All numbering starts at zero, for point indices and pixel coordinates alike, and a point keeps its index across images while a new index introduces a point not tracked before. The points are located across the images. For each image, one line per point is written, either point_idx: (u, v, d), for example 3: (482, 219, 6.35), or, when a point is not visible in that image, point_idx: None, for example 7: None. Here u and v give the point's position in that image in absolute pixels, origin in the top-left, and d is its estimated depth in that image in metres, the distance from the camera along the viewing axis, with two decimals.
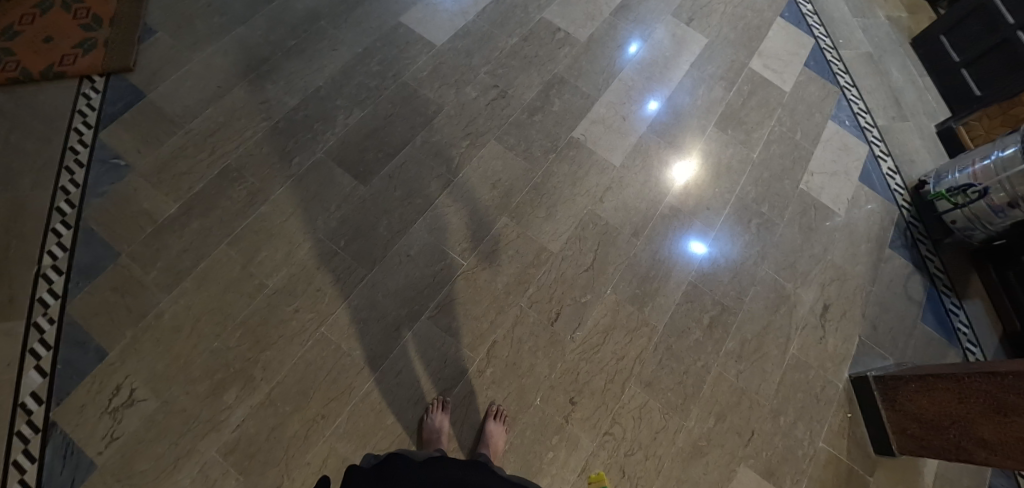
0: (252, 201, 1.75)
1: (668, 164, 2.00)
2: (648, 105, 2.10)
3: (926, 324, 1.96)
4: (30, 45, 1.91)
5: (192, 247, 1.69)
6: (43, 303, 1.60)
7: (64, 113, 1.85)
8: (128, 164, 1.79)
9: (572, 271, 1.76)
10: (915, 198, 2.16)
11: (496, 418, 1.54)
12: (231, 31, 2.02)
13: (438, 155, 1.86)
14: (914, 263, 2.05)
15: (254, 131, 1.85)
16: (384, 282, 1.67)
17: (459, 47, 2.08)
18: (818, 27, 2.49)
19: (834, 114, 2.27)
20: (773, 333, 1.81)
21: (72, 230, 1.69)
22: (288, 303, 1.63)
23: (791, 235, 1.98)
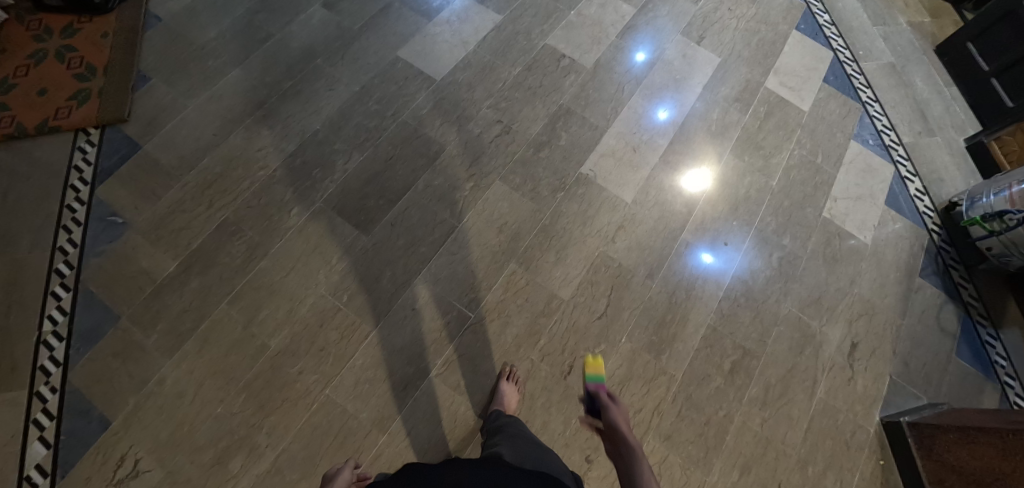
0: (251, 256, 1.70)
1: (684, 173, 1.95)
2: (656, 115, 2.04)
3: (961, 358, 1.86)
4: (25, 99, 1.88)
5: (191, 307, 1.64)
6: (44, 372, 1.56)
7: (59, 169, 1.81)
8: (126, 222, 1.75)
9: (585, 319, 1.68)
10: (946, 220, 2.06)
11: (508, 379, 1.57)
12: (225, 74, 1.98)
13: (441, 199, 1.79)
14: (946, 291, 1.95)
15: (251, 180, 1.80)
16: (390, 338, 1.61)
17: (460, 80, 2.00)
18: (836, 38, 2.38)
19: (856, 133, 2.16)
20: (798, 376, 1.72)
21: (71, 293, 1.66)
22: (291, 365, 1.58)
23: (815, 268, 1.88)
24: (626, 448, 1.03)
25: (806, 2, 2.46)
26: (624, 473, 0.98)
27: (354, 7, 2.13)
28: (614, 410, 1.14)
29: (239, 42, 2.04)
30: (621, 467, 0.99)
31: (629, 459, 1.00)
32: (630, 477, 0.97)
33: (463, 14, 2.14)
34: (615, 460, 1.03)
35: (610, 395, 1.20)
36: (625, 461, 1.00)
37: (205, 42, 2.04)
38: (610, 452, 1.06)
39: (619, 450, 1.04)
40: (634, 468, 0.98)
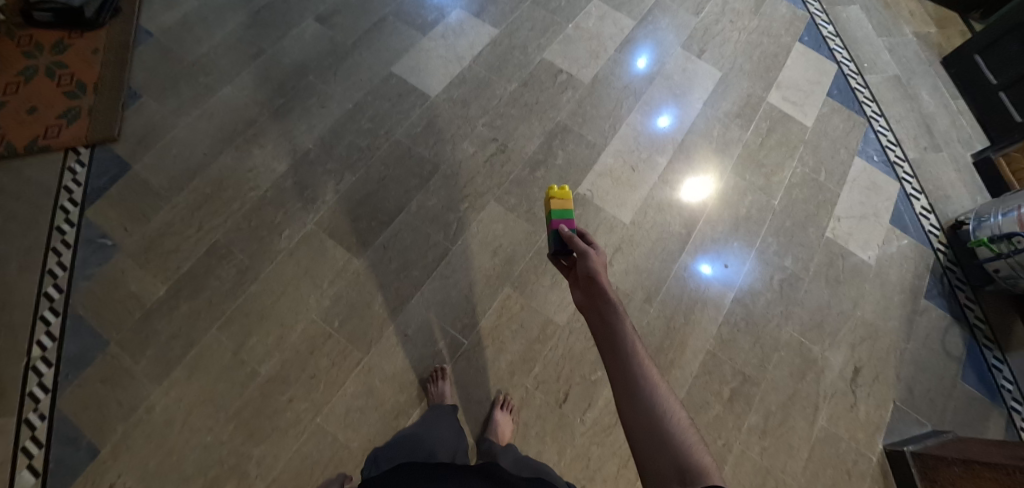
0: (242, 279, 1.67)
1: (684, 182, 1.93)
2: (658, 121, 2.02)
3: (966, 383, 1.82)
4: (14, 117, 1.84)
5: (181, 333, 1.61)
6: (32, 399, 1.51)
7: (48, 189, 1.77)
8: (115, 244, 1.72)
9: (581, 345, 1.65)
10: (952, 239, 2.01)
11: (503, 407, 1.54)
12: (216, 91, 1.95)
13: (435, 221, 1.75)
14: (952, 313, 1.91)
15: (241, 202, 1.77)
16: (381, 365, 1.59)
17: (455, 97, 1.96)
18: (840, 50, 2.33)
19: (860, 149, 2.11)
20: (799, 403, 1.69)
21: (60, 317, 1.62)
22: (281, 392, 1.55)
23: (816, 290, 1.84)
24: (602, 295, 0.92)
25: (809, 13, 2.41)
26: (602, 331, 0.87)
27: (347, 22, 2.10)
28: (587, 256, 1.03)
29: (230, 58, 2.01)
30: (596, 323, 0.88)
31: (606, 310, 0.89)
32: (609, 334, 0.85)
33: (457, 28, 2.11)
34: (589, 314, 0.91)
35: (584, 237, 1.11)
36: (601, 317, 0.88)
37: (196, 58, 2.00)
38: (585, 303, 0.94)
39: (594, 299, 0.92)
40: (612, 323, 0.86)
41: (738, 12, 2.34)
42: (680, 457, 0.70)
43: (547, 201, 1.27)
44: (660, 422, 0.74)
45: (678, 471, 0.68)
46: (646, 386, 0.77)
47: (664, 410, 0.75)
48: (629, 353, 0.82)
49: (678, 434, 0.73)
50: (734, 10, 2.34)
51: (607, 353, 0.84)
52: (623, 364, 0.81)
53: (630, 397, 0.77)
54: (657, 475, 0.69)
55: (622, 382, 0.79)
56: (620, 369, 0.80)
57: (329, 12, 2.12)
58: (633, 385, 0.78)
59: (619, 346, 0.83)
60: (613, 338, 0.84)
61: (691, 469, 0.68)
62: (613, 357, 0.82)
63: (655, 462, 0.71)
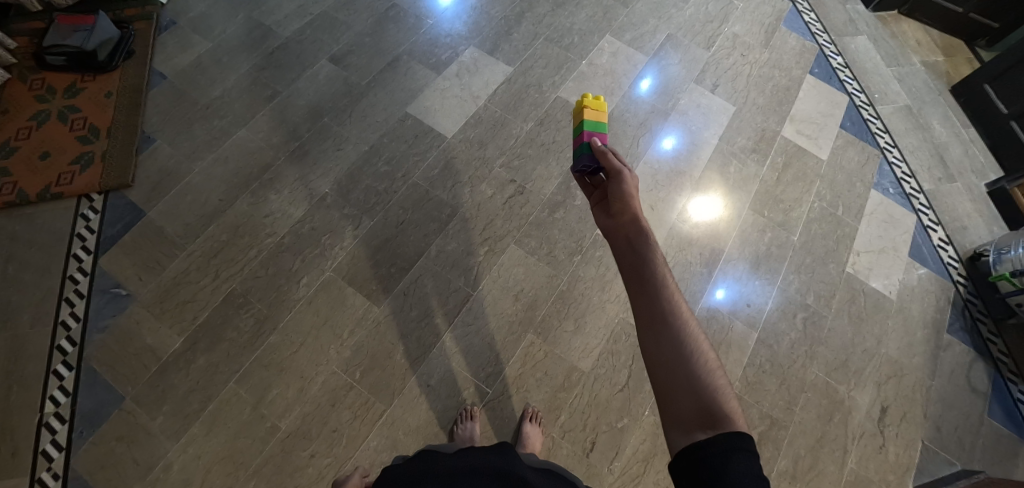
0: (260, 329, 1.64)
1: (693, 204, 1.95)
2: (662, 144, 2.05)
3: (994, 419, 1.76)
4: (27, 163, 1.81)
5: (198, 387, 1.56)
6: (46, 457, 1.46)
7: (61, 237, 1.73)
8: (130, 294, 1.67)
9: (606, 392, 1.63)
10: (972, 270, 1.99)
11: (532, 419, 1.55)
12: (231, 135, 1.93)
13: (455, 265, 1.76)
14: (976, 348, 1.86)
15: (258, 249, 1.75)
16: (404, 418, 1.56)
17: (471, 137, 1.98)
18: (851, 81, 2.34)
19: (876, 182, 2.11)
20: (828, 446, 1.66)
21: (74, 371, 1.56)
22: (303, 448, 1.51)
23: (840, 328, 1.82)
24: (634, 224, 0.90)
25: (818, 44, 2.43)
26: (632, 261, 0.85)
27: (362, 62, 2.11)
28: (619, 181, 0.97)
29: (245, 100, 2.00)
30: (626, 254, 0.87)
31: (636, 242, 0.87)
32: (639, 263, 0.84)
33: (472, 67, 2.13)
34: (618, 242, 0.89)
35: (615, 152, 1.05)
36: (632, 248, 0.87)
37: (211, 100, 1.99)
38: (614, 229, 0.92)
39: (626, 229, 0.90)
40: (643, 256, 0.85)
41: (748, 45, 2.36)
42: (702, 397, 0.74)
43: (580, 112, 1.26)
44: (684, 361, 0.76)
45: (699, 413, 0.73)
46: (674, 325, 0.78)
47: (691, 353, 0.77)
48: (657, 287, 0.81)
49: (703, 375, 0.76)
50: (745, 43, 2.37)
51: (635, 287, 0.83)
52: (652, 301, 0.80)
53: (659, 336, 0.78)
54: (677, 412, 0.74)
55: (650, 319, 0.79)
56: (648, 303, 0.80)
57: (343, 52, 2.13)
58: (660, 321, 0.78)
59: (649, 280, 0.82)
60: (642, 270, 0.83)
61: (712, 411, 0.72)
62: (641, 288, 0.82)
63: (676, 401, 0.75)
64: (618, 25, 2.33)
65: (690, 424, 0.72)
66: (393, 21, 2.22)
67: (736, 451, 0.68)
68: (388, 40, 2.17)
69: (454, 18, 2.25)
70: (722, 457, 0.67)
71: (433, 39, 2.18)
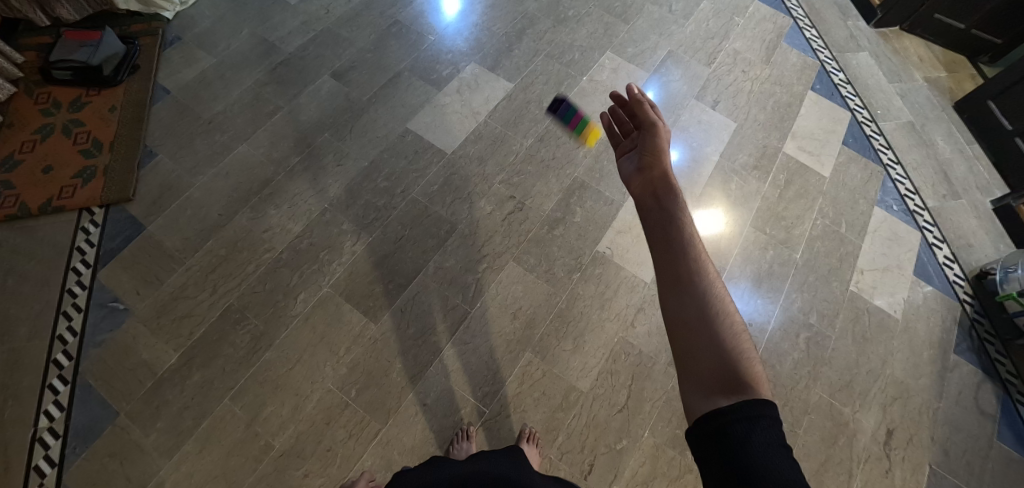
0: (257, 346, 1.63)
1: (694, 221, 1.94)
2: None
3: (1004, 443, 1.71)
4: (29, 176, 1.82)
5: (192, 403, 1.55)
6: (38, 473, 1.44)
7: (61, 251, 1.72)
8: (128, 308, 1.66)
9: (605, 412, 1.61)
10: (978, 289, 1.95)
11: (530, 440, 1.52)
12: (232, 150, 1.94)
13: (453, 283, 1.75)
14: (984, 369, 1.82)
15: (257, 264, 1.75)
16: (399, 437, 1.54)
17: (471, 153, 1.98)
18: (853, 97, 2.34)
19: (878, 199, 2.08)
20: (833, 469, 1.62)
21: (69, 386, 1.54)
22: (296, 467, 1.49)
23: (844, 348, 1.79)
24: (665, 185, 0.91)
25: (820, 60, 2.42)
26: (659, 222, 0.86)
27: (363, 78, 2.12)
28: (652, 135, 1.02)
29: (246, 115, 2.01)
30: (654, 214, 0.87)
31: (665, 205, 0.88)
32: (666, 224, 0.85)
33: (473, 83, 2.14)
34: (647, 202, 0.90)
35: (652, 108, 1.06)
36: (659, 209, 0.87)
37: (213, 115, 2.00)
38: (642, 189, 0.93)
39: (656, 189, 0.91)
40: (670, 217, 0.85)
41: (750, 61, 2.36)
42: (726, 359, 0.72)
43: None
44: (708, 321, 0.75)
45: (721, 374, 0.71)
46: (699, 286, 0.78)
47: (715, 312, 0.76)
48: (684, 248, 0.81)
49: (727, 336, 0.75)
50: (746, 59, 2.37)
51: (661, 246, 0.83)
52: (677, 261, 0.80)
53: (683, 293, 0.77)
54: (699, 372, 0.73)
55: (675, 277, 0.79)
56: (674, 263, 0.80)
57: (345, 68, 2.14)
58: (685, 279, 0.78)
59: (675, 240, 0.82)
60: (669, 232, 0.83)
61: (734, 372, 0.71)
62: (667, 246, 0.82)
63: (697, 360, 0.73)
64: (620, 42, 2.33)
65: (710, 385, 0.71)
66: (395, 38, 2.23)
67: (760, 419, 0.66)
68: (390, 56, 2.18)
69: (456, 34, 2.26)
70: (744, 424, 0.66)
71: (435, 55, 2.20)
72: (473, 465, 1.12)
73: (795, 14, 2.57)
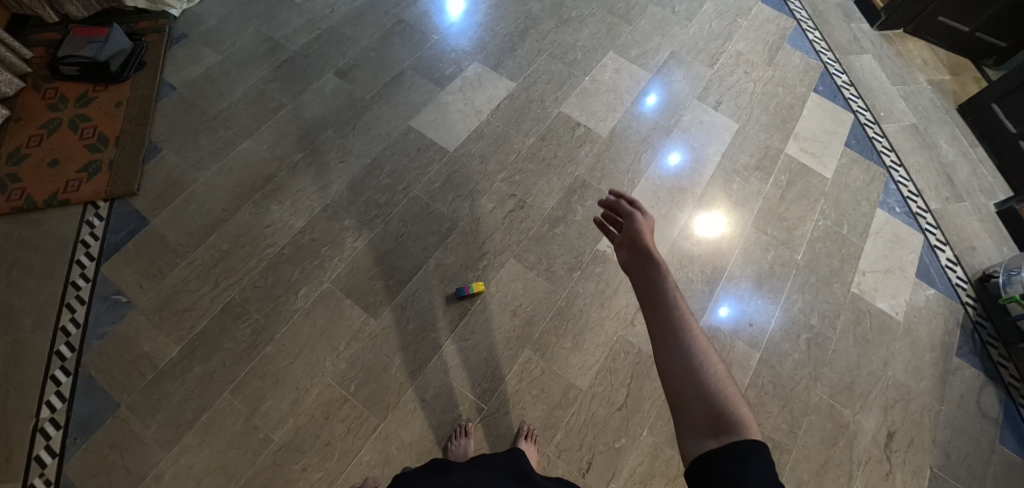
0: (257, 340, 1.64)
1: (697, 222, 1.94)
2: (667, 160, 2.05)
3: (1006, 447, 1.70)
4: (36, 170, 1.84)
5: (192, 396, 1.55)
6: (39, 463, 1.45)
7: (66, 244, 1.74)
8: (130, 301, 1.67)
9: (604, 411, 1.61)
10: (981, 292, 1.93)
11: (528, 437, 1.53)
12: (236, 145, 1.95)
13: (453, 279, 1.76)
14: (986, 372, 1.80)
15: (258, 259, 1.76)
16: (398, 432, 1.54)
17: (473, 151, 1.99)
18: (856, 99, 2.33)
19: (881, 201, 2.08)
20: (833, 471, 1.61)
21: (72, 377, 1.55)
22: (295, 461, 1.50)
23: (845, 350, 1.79)
24: (648, 250, 0.92)
25: (823, 62, 2.42)
26: (644, 284, 0.87)
27: (367, 76, 2.13)
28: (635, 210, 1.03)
29: (251, 112, 2.02)
30: (640, 278, 0.89)
31: (647, 264, 0.90)
32: (651, 283, 0.86)
33: (476, 81, 2.15)
34: (633, 268, 0.91)
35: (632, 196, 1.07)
36: (644, 272, 0.89)
37: (218, 111, 2.02)
38: (627, 254, 0.95)
39: (639, 253, 0.93)
40: (654, 277, 0.87)
41: (753, 63, 2.36)
42: (716, 407, 0.73)
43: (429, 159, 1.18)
44: (695, 372, 0.76)
45: (712, 423, 0.71)
46: (685, 339, 0.79)
47: (702, 364, 0.77)
48: (669, 305, 0.83)
49: (715, 385, 0.75)
50: (749, 60, 2.37)
51: (647, 305, 0.84)
52: (663, 316, 0.81)
53: (670, 348, 0.78)
54: (690, 421, 0.73)
55: (661, 333, 0.80)
56: (660, 319, 0.81)
57: (349, 66, 2.15)
58: (672, 333, 0.79)
59: (660, 299, 0.84)
60: (653, 288, 0.85)
61: (725, 421, 0.71)
62: (653, 305, 0.83)
63: (688, 411, 0.73)
64: (622, 42, 2.34)
65: (703, 434, 0.71)
66: (399, 37, 2.24)
67: (752, 459, 0.67)
68: (394, 55, 2.19)
69: (459, 34, 2.27)
70: (737, 463, 0.67)
71: (438, 54, 2.21)
72: (470, 467, 1.12)
73: (798, 16, 2.57)
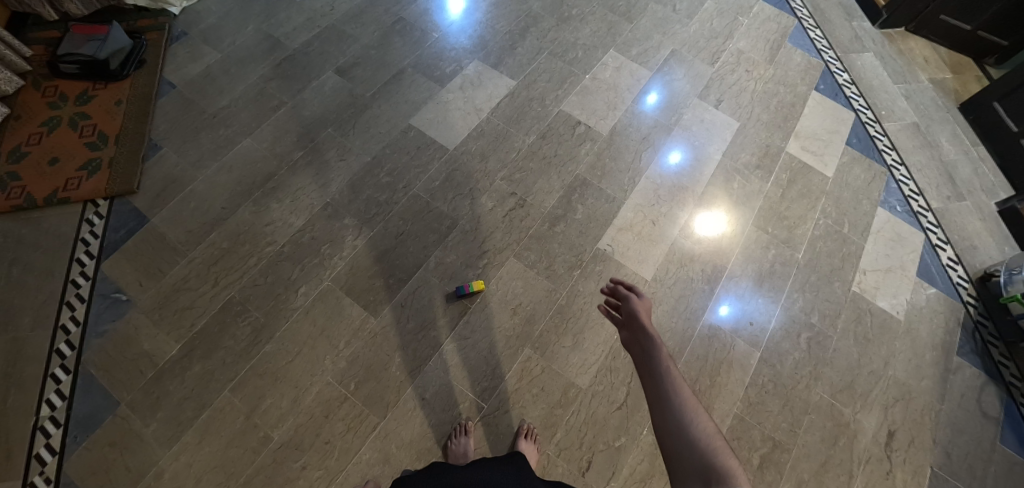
0: (257, 338, 1.64)
1: (697, 221, 1.94)
2: (668, 159, 2.05)
3: (1007, 446, 1.69)
4: (36, 168, 1.84)
5: (192, 395, 1.55)
6: (39, 460, 1.45)
7: (66, 242, 1.74)
8: (130, 299, 1.67)
9: (604, 409, 1.60)
10: (982, 291, 1.93)
11: (528, 436, 1.53)
12: (236, 144, 1.95)
13: (453, 278, 1.76)
14: (986, 371, 1.80)
15: (258, 257, 1.75)
16: (398, 431, 1.54)
17: (473, 149, 1.99)
18: (857, 97, 2.33)
19: (882, 200, 2.07)
20: (833, 470, 1.61)
21: (71, 375, 1.55)
22: (295, 459, 1.50)
23: (846, 349, 1.78)
24: (645, 330, 1.05)
25: (824, 61, 2.42)
26: (641, 361, 1.00)
27: (367, 74, 2.13)
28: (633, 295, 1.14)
29: (251, 110, 2.02)
30: (638, 355, 1.01)
31: (642, 339, 1.03)
32: (647, 360, 0.99)
33: (476, 80, 2.15)
34: (633, 348, 1.04)
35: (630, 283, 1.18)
36: (641, 350, 1.01)
37: (218, 109, 2.02)
38: (628, 336, 1.07)
39: (637, 333, 1.05)
40: (649, 354, 0.99)
41: (753, 61, 2.36)
42: (707, 459, 0.82)
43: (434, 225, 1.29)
44: (686, 430, 0.86)
45: (704, 472, 0.81)
46: (676, 403, 0.90)
47: (692, 423, 0.87)
48: (662, 376, 0.95)
49: (704, 441, 0.85)
50: (750, 59, 2.36)
51: (646, 378, 0.97)
52: (657, 386, 0.94)
53: (664, 411, 0.90)
54: (686, 473, 0.82)
55: (658, 402, 0.92)
56: (656, 390, 0.93)
57: (349, 64, 2.15)
58: (664, 399, 0.91)
59: (654, 371, 0.96)
60: (648, 361, 0.98)
61: (714, 471, 0.81)
62: (650, 378, 0.96)
63: (684, 464, 0.83)
64: (623, 41, 2.34)
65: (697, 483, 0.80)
66: (399, 35, 2.24)
67: None
68: (394, 53, 2.19)
69: (460, 32, 2.27)
70: None
71: (438, 52, 2.20)
72: (469, 470, 1.12)
73: (799, 14, 2.57)
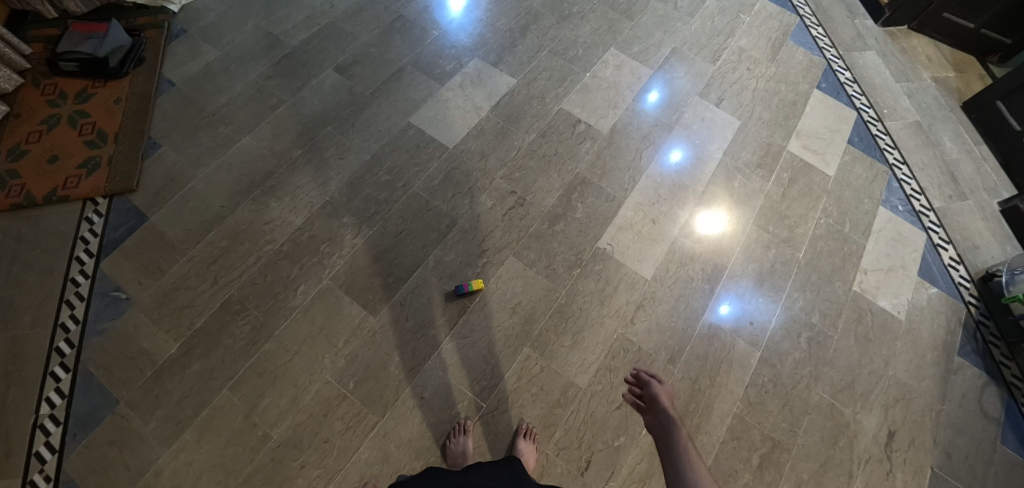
0: (256, 337, 1.63)
1: (698, 220, 1.93)
2: (669, 157, 2.04)
3: (1008, 447, 1.69)
4: (35, 166, 1.83)
5: (191, 393, 1.55)
6: (39, 459, 1.45)
7: (65, 240, 1.74)
8: (130, 298, 1.67)
9: (603, 409, 1.60)
10: (984, 291, 1.92)
11: (526, 436, 1.53)
12: (235, 142, 1.94)
13: (452, 277, 1.75)
14: (987, 371, 1.79)
15: (258, 255, 1.75)
16: (396, 430, 1.54)
17: (473, 148, 1.98)
18: (859, 96, 2.32)
19: (884, 199, 2.06)
20: (833, 471, 1.60)
21: (71, 373, 1.56)
22: (294, 458, 1.50)
23: (846, 349, 1.78)
24: (668, 417, 1.19)
25: (826, 59, 2.40)
26: (665, 445, 1.13)
27: (366, 72, 2.12)
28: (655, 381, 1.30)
29: (250, 108, 2.02)
30: (662, 440, 1.15)
31: (665, 424, 1.18)
32: (669, 444, 1.12)
33: (476, 78, 2.14)
34: (658, 432, 1.18)
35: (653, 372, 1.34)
36: (665, 434, 1.15)
37: (217, 107, 2.01)
38: (652, 423, 1.21)
39: (660, 419, 1.20)
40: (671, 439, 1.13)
41: (755, 59, 2.35)
42: None
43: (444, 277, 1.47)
44: None
45: None
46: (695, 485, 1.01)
47: None
48: (683, 459, 1.07)
49: None
50: (751, 57, 2.35)
51: (668, 461, 1.09)
52: (678, 468, 1.06)
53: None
54: None
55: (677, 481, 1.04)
56: (676, 471, 1.05)
57: (349, 62, 2.14)
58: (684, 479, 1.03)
59: (676, 454, 1.09)
60: (670, 445, 1.12)
61: None
62: (671, 461, 1.08)
63: None
64: (624, 38, 2.32)
65: None
66: (398, 32, 2.23)
67: None
68: (393, 51, 2.18)
69: (460, 30, 2.26)
70: None
71: (438, 50, 2.19)
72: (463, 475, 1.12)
73: (802, 12, 2.55)
